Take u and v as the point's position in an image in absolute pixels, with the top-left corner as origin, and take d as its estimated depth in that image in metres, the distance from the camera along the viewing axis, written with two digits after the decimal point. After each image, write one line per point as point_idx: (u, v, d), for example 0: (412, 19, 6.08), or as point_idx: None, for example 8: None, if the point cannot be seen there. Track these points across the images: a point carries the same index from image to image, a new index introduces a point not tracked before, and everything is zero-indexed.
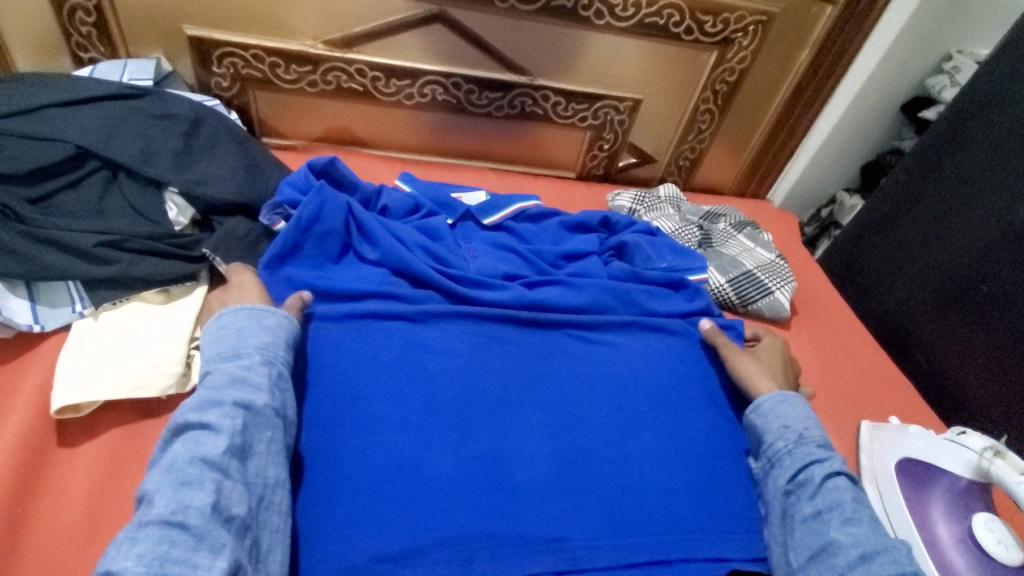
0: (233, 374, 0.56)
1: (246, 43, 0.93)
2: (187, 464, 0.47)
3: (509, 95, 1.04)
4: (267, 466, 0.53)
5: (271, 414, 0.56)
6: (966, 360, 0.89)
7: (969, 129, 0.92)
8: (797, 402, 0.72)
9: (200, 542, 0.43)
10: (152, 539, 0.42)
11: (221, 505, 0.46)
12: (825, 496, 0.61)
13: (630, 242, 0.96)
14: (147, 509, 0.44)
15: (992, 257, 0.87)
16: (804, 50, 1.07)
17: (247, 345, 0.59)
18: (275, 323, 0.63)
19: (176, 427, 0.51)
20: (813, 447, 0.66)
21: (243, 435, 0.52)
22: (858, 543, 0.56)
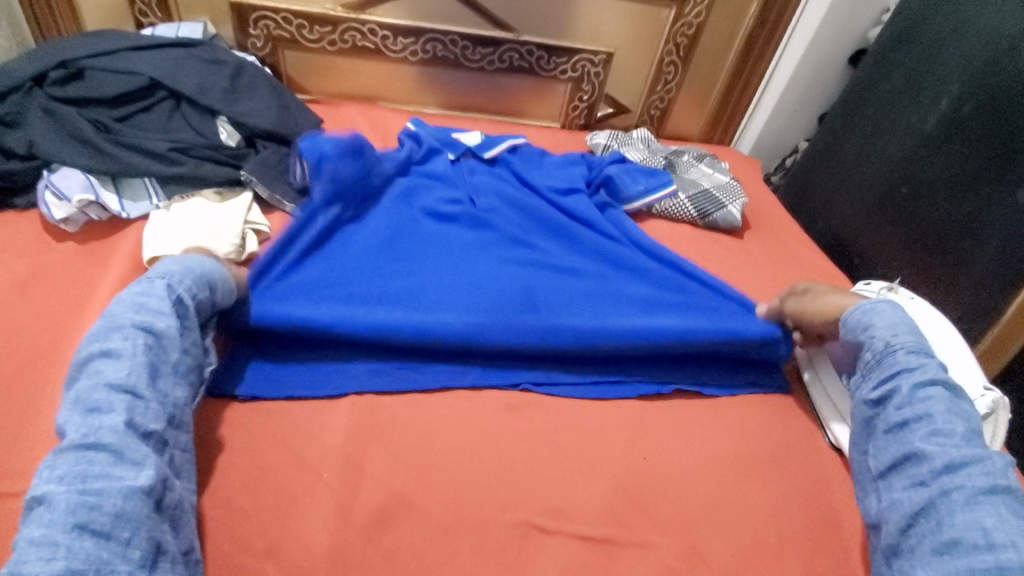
0: (135, 301, 0.61)
1: (277, 7, 1.11)
2: (95, 394, 0.54)
3: (499, 50, 1.21)
4: (173, 386, 0.59)
5: (175, 336, 0.61)
6: (898, 252, 1.04)
7: (894, 57, 1.06)
8: (890, 312, 0.70)
9: (116, 459, 0.50)
10: (71, 462, 0.49)
11: (134, 422, 0.53)
12: (914, 407, 0.61)
13: (613, 174, 1.07)
14: (67, 435, 0.51)
15: (916, 163, 1.00)
16: (751, 6, 1.24)
17: (152, 273, 0.65)
18: (191, 261, 0.68)
19: (82, 361, 0.57)
20: (901, 356, 0.65)
21: (146, 355, 0.58)
22: (943, 454, 0.57)
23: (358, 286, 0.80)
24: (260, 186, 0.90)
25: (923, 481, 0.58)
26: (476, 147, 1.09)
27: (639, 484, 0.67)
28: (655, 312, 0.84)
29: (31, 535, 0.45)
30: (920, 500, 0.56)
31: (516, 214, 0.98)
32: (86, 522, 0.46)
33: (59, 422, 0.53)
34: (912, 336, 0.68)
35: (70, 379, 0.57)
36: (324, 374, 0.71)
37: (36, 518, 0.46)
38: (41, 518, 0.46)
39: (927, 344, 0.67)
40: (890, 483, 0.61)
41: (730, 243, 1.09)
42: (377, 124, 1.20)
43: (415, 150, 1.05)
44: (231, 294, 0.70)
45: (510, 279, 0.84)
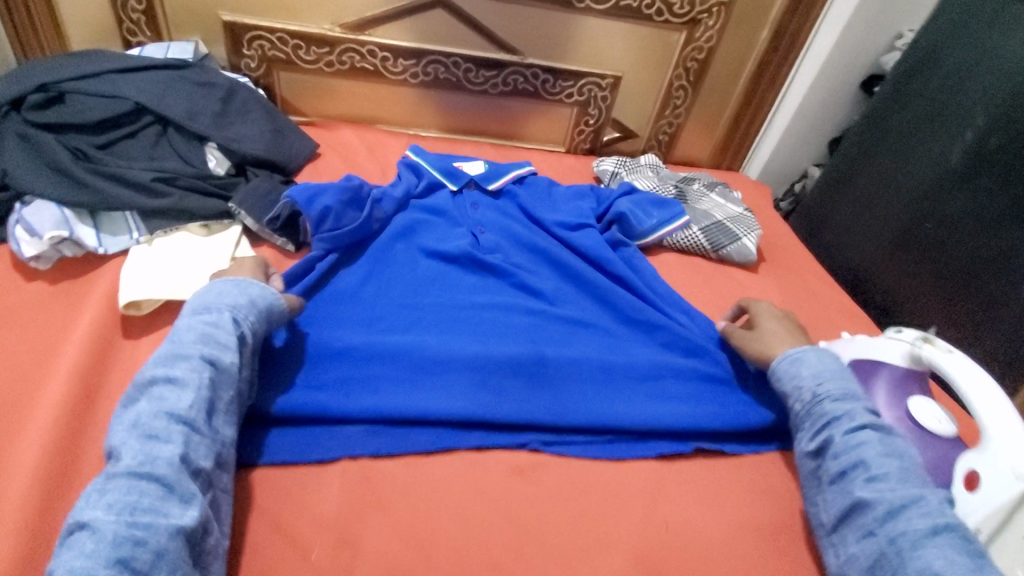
0: (202, 331, 0.60)
1: (272, 27, 1.06)
2: (155, 421, 0.53)
3: (503, 73, 1.17)
4: (225, 423, 0.59)
5: (235, 373, 0.61)
6: (920, 289, 0.99)
7: (911, 88, 1.02)
8: (814, 357, 0.71)
9: (168, 492, 0.49)
10: (122, 490, 0.48)
11: (188, 457, 0.52)
12: (849, 455, 0.61)
13: (625, 210, 1.03)
14: (121, 460, 0.50)
15: (935, 199, 0.97)
16: (764, 30, 1.20)
17: (220, 303, 0.64)
18: (259, 294, 0.68)
19: (145, 383, 0.56)
20: (828, 404, 0.66)
21: (210, 390, 0.58)
22: (883, 501, 0.57)
23: (359, 336, 0.76)
24: (249, 219, 0.85)
25: (871, 531, 0.56)
26: (482, 178, 1.05)
27: (658, 554, 0.61)
28: (665, 380, 0.79)
29: (71, 565, 0.43)
30: (872, 552, 0.55)
31: (526, 256, 0.95)
32: (128, 558, 0.44)
33: (113, 446, 0.52)
34: (839, 381, 0.68)
35: (125, 401, 0.56)
36: (313, 436, 0.65)
37: (79, 546, 0.44)
38: (85, 546, 0.44)
39: (855, 388, 0.68)
40: (842, 536, 0.59)
41: (744, 278, 1.04)
42: (376, 149, 1.15)
43: (416, 183, 1.01)
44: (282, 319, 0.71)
45: (517, 339, 0.80)
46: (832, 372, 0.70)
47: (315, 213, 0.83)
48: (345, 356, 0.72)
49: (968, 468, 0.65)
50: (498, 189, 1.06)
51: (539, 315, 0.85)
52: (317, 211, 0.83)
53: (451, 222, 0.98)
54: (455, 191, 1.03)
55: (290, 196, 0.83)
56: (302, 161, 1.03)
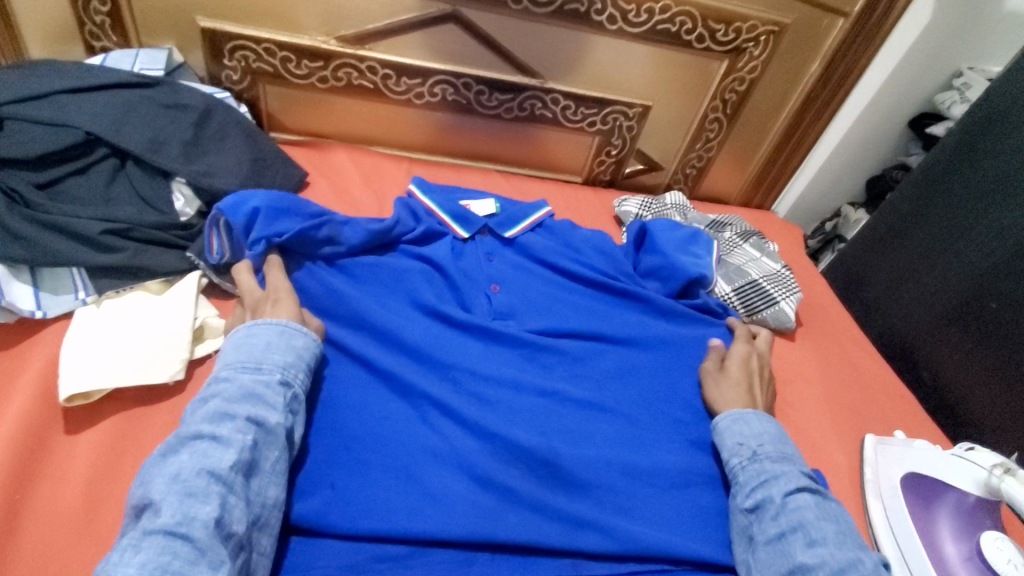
0: (249, 389, 0.56)
1: (258, 37, 0.92)
2: (192, 476, 0.48)
3: (519, 97, 1.04)
4: (266, 482, 0.53)
5: (281, 436, 0.56)
6: (975, 375, 0.86)
7: (982, 144, 0.90)
8: (754, 419, 0.71)
9: (199, 553, 0.44)
10: (155, 549, 0.43)
11: (223, 521, 0.47)
12: (789, 517, 0.59)
13: (695, 272, 0.91)
14: (154, 516, 0.46)
15: (1002, 274, 0.84)
16: (814, 63, 1.08)
17: (270, 361, 0.60)
18: (303, 345, 0.63)
19: (185, 435, 0.51)
20: (767, 463, 0.65)
21: (251, 452, 0.53)
22: (824, 564, 0.55)
23: (348, 427, 0.65)
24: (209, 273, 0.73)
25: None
26: (493, 223, 0.92)
27: None
28: (694, 490, 0.69)
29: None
30: None
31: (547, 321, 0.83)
32: None
33: (146, 495, 0.47)
34: (779, 445, 0.68)
35: (161, 451, 0.51)
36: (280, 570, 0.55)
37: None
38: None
39: (793, 451, 0.68)
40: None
41: (780, 347, 0.92)
42: (372, 177, 1.01)
43: (413, 227, 0.88)
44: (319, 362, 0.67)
45: (527, 432, 0.68)
46: (770, 434, 0.70)
47: (246, 221, 0.72)
48: (335, 460, 0.63)
49: None
50: (512, 238, 0.93)
51: (551, 399, 0.74)
52: (246, 217, 0.71)
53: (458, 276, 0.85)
54: (466, 238, 0.90)
55: (219, 209, 0.71)
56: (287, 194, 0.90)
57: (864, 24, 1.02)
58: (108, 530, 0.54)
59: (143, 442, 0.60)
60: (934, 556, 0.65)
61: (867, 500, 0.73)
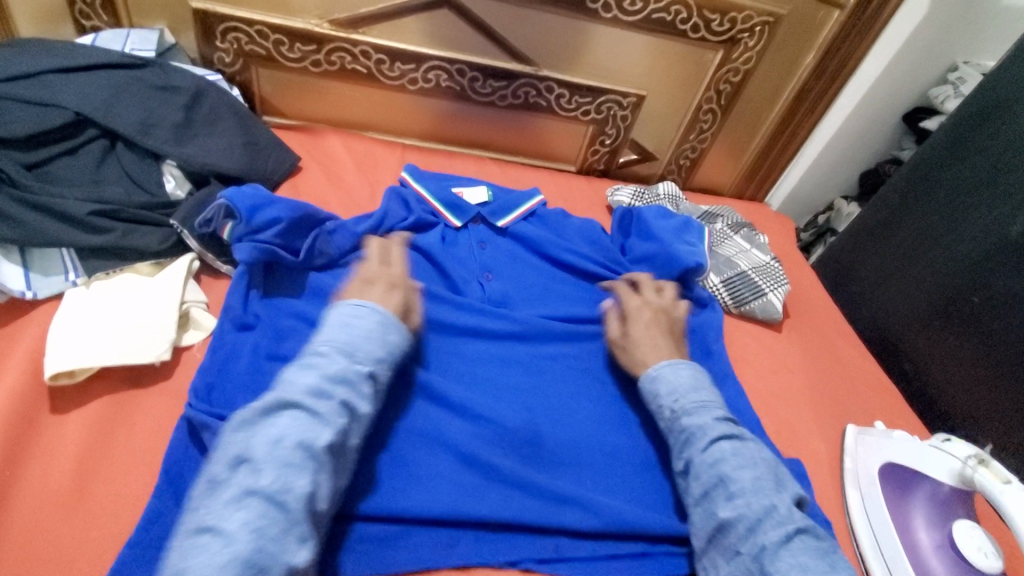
0: (346, 373, 0.55)
1: (250, 19, 0.92)
2: (291, 448, 0.48)
3: (513, 84, 1.04)
4: (348, 464, 0.54)
5: (365, 422, 0.56)
6: (957, 369, 0.87)
7: (970, 139, 0.91)
8: (669, 373, 0.69)
9: (291, 526, 0.45)
10: (254, 512, 0.44)
11: (313, 497, 0.48)
12: (708, 473, 0.59)
13: (681, 254, 0.91)
14: (255, 478, 0.46)
15: (987, 268, 0.85)
16: (809, 55, 1.07)
17: (365, 349, 0.58)
18: (395, 338, 0.62)
19: (284, 401, 0.51)
20: (684, 420, 0.64)
21: (342, 435, 0.52)
22: (743, 518, 0.54)
23: None
24: (191, 239, 0.73)
25: (737, 551, 0.53)
26: (488, 212, 0.93)
27: None
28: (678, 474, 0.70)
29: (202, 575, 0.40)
30: None
31: (541, 308, 0.84)
32: None
33: (245, 451, 0.48)
34: (695, 395, 0.67)
35: (260, 409, 0.51)
36: None
37: (209, 552, 0.42)
38: (217, 555, 0.42)
39: (709, 398, 0.66)
40: (710, 558, 0.56)
41: (767, 338, 0.94)
42: (365, 163, 1.01)
43: (402, 217, 0.88)
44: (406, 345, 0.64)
45: (515, 408, 0.70)
46: (690, 385, 0.68)
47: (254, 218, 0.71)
48: None
49: None
50: (505, 227, 0.94)
51: (538, 383, 0.75)
52: (257, 218, 0.71)
53: (448, 264, 0.85)
54: (459, 227, 0.91)
55: (230, 197, 0.71)
56: (278, 178, 0.90)
57: (860, 16, 1.01)
58: (98, 506, 0.55)
59: (131, 421, 0.61)
60: (907, 544, 0.66)
61: (845, 490, 0.74)
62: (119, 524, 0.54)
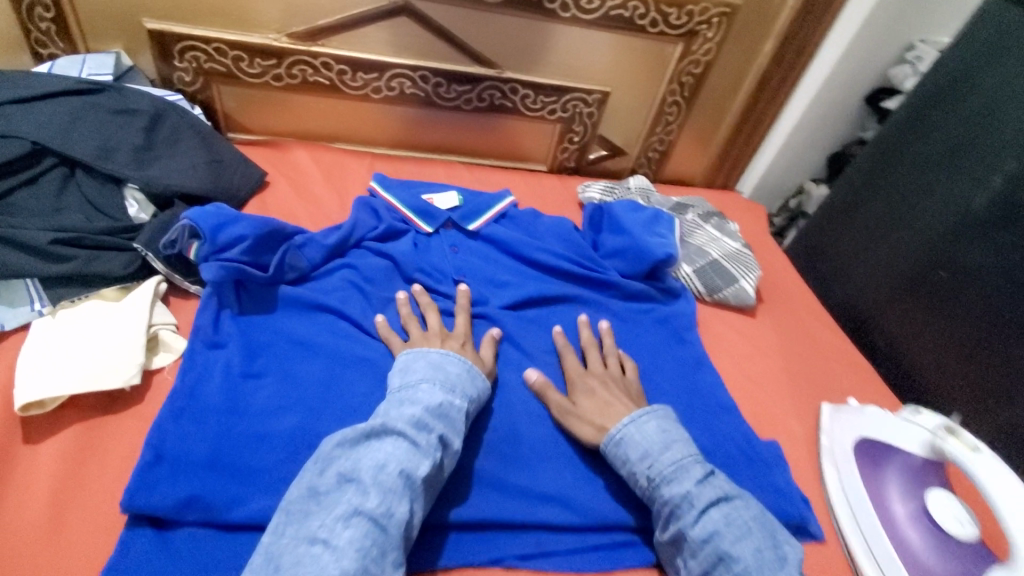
0: (442, 408, 0.61)
1: (207, 37, 0.91)
2: (395, 475, 0.54)
3: (477, 87, 1.04)
4: (437, 493, 0.59)
5: (456, 456, 0.61)
6: (929, 343, 0.89)
7: (931, 116, 0.92)
8: (636, 432, 0.65)
9: (388, 548, 0.50)
10: (359, 531, 0.50)
11: (408, 525, 0.53)
12: (706, 552, 0.56)
13: (650, 246, 0.92)
14: (361, 499, 0.52)
15: (953, 241, 0.86)
16: (767, 42, 1.09)
17: (459, 386, 0.65)
18: (481, 380, 0.69)
19: (390, 429, 0.57)
20: (666, 491, 0.60)
21: (437, 466, 0.58)
22: None
23: (314, 419, 0.66)
24: (157, 262, 0.72)
25: None
26: (459, 216, 0.94)
27: None
28: None
29: None
30: None
31: (516, 309, 0.85)
32: None
33: (353, 471, 0.54)
34: (668, 453, 0.62)
35: (367, 433, 0.57)
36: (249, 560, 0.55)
37: (320, 562, 0.47)
38: (328, 566, 0.47)
39: (684, 454, 0.62)
40: None
41: (741, 324, 0.95)
42: (333, 174, 1.01)
43: (372, 226, 0.88)
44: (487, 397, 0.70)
45: (492, 412, 0.71)
46: (665, 443, 0.64)
47: (222, 234, 0.72)
48: (298, 456, 0.62)
49: None
50: (476, 230, 0.94)
51: (516, 382, 0.75)
52: (223, 235, 0.72)
53: (420, 270, 0.86)
54: (430, 232, 0.92)
55: (194, 216, 0.71)
56: (245, 195, 0.90)
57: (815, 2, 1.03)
58: (76, 535, 0.54)
59: (105, 446, 0.60)
60: (883, 516, 0.67)
61: (822, 467, 0.75)
62: (97, 550, 0.54)
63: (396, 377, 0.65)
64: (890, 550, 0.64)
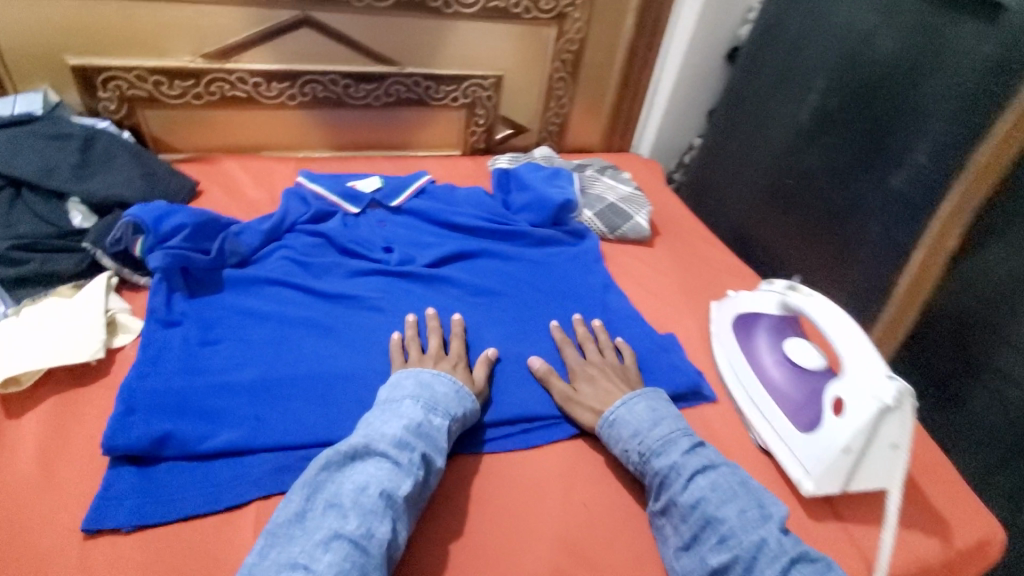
0: (422, 425, 0.65)
1: (128, 66, 1.01)
2: (376, 495, 0.57)
3: (383, 84, 1.16)
4: (420, 511, 0.62)
5: (439, 475, 0.65)
6: (792, 240, 1.06)
7: (762, 56, 1.10)
8: (628, 412, 0.73)
9: (370, 567, 0.53)
10: (340, 553, 0.53)
11: (391, 545, 0.56)
12: (695, 515, 0.62)
13: (553, 198, 1.06)
14: (342, 523, 0.56)
15: (795, 154, 1.04)
16: (629, 17, 1.26)
17: (439, 402, 0.69)
18: (465, 394, 0.72)
19: (372, 450, 0.61)
20: (656, 462, 0.67)
21: (418, 483, 0.61)
22: (737, 558, 0.59)
23: (268, 367, 0.75)
24: (106, 259, 0.81)
25: None
26: (382, 196, 1.06)
27: (579, 535, 0.65)
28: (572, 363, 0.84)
29: None
30: None
31: (441, 264, 0.97)
32: None
33: (335, 496, 0.58)
34: (656, 430, 0.70)
35: (349, 455, 0.61)
36: (223, 477, 0.64)
37: None
38: None
39: (670, 428, 0.70)
40: None
41: (640, 253, 1.10)
42: (262, 177, 1.11)
43: (303, 212, 0.99)
44: (478, 415, 0.73)
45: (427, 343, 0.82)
46: (654, 419, 0.72)
47: (161, 226, 0.82)
48: (258, 396, 0.72)
49: (835, 396, 0.70)
50: (399, 206, 1.06)
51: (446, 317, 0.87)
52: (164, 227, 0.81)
53: (351, 242, 0.97)
54: (358, 213, 1.03)
55: (135, 214, 0.81)
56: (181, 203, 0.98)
57: None
58: (65, 482, 0.62)
59: (80, 412, 0.68)
60: (756, 368, 0.81)
61: (714, 347, 0.90)
62: (85, 491, 0.61)
63: (385, 392, 0.70)
64: (763, 392, 0.78)
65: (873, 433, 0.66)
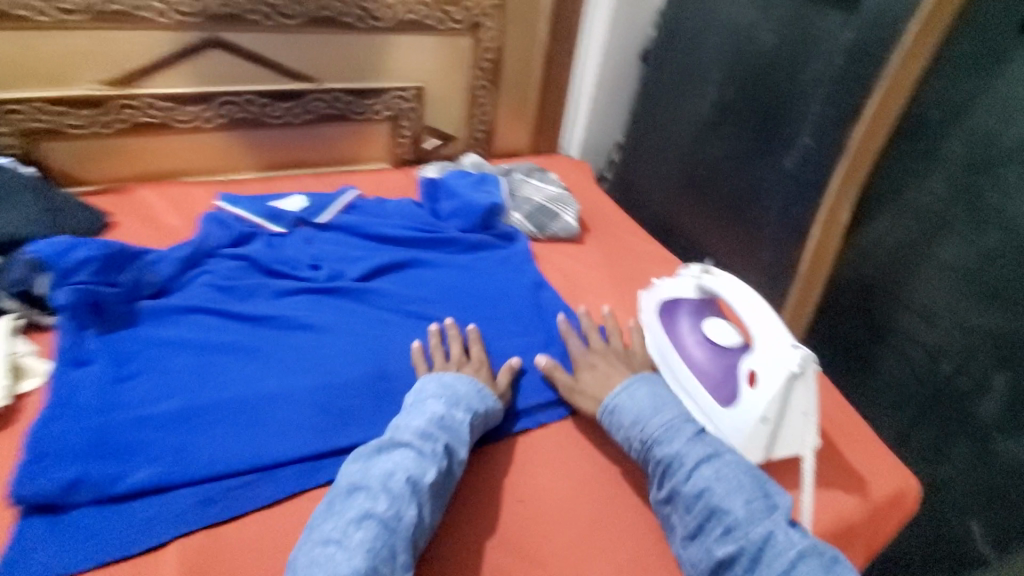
0: (440, 418, 0.68)
1: (24, 98, 0.96)
2: (402, 481, 0.59)
3: (301, 101, 1.15)
4: (445, 502, 0.64)
5: (463, 465, 0.67)
6: (710, 226, 1.12)
7: (667, 57, 1.17)
8: (627, 399, 0.74)
9: (397, 548, 0.55)
10: (371, 532, 0.55)
11: (415, 531, 0.57)
12: (700, 504, 0.62)
13: (479, 203, 1.08)
14: (373, 503, 0.57)
15: (703, 146, 1.11)
16: (542, 23, 1.30)
17: (461, 397, 0.72)
18: (486, 390, 0.75)
19: (398, 440, 0.64)
20: (659, 450, 0.68)
21: (439, 474, 0.63)
22: (743, 550, 0.58)
23: (191, 396, 0.73)
24: (8, 301, 0.78)
25: None
26: (307, 213, 1.05)
27: (519, 531, 0.66)
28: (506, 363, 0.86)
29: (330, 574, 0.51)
30: None
31: (371, 277, 0.97)
32: None
33: (364, 480, 0.60)
34: (657, 418, 0.71)
35: (380, 445, 0.64)
36: (144, 515, 0.62)
37: (334, 559, 0.53)
38: (341, 563, 0.52)
39: (672, 414, 0.71)
40: None
41: (571, 250, 1.13)
42: (181, 203, 1.08)
43: (223, 236, 0.96)
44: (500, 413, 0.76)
45: (357, 357, 0.81)
46: (657, 400, 0.73)
47: (66, 260, 0.79)
48: (180, 428, 0.70)
49: (750, 369, 0.74)
50: (327, 222, 1.06)
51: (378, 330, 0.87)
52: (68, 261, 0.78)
53: (276, 262, 0.95)
54: (282, 232, 1.02)
55: (37, 250, 0.78)
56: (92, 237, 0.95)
57: None
58: None
59: None
60: (680, 348, 0.83)
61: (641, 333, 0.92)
62: None
63: (411, 395, 0.73)
64: (687, 372, 0.81)
65: (784, 401, 0.70)
